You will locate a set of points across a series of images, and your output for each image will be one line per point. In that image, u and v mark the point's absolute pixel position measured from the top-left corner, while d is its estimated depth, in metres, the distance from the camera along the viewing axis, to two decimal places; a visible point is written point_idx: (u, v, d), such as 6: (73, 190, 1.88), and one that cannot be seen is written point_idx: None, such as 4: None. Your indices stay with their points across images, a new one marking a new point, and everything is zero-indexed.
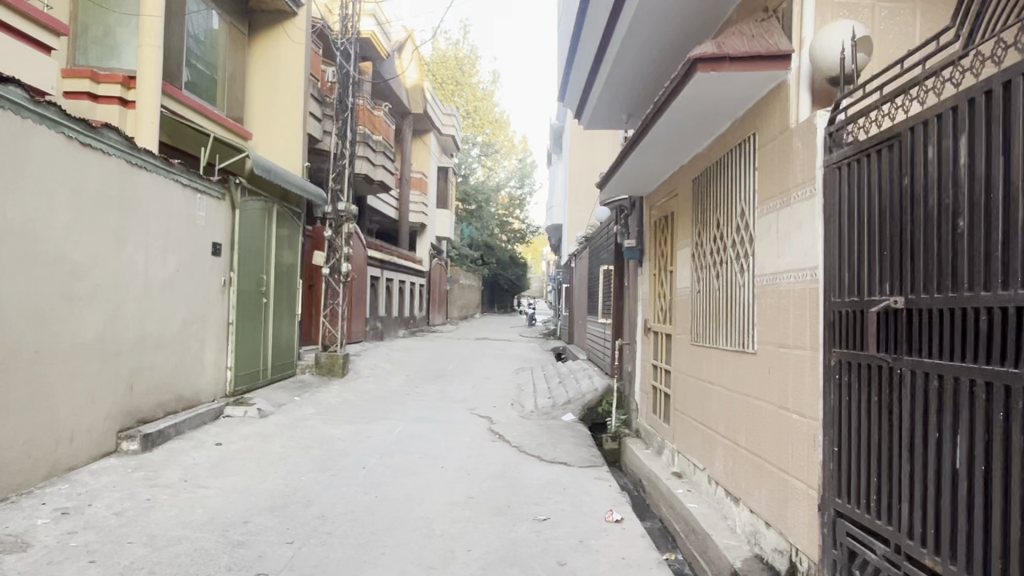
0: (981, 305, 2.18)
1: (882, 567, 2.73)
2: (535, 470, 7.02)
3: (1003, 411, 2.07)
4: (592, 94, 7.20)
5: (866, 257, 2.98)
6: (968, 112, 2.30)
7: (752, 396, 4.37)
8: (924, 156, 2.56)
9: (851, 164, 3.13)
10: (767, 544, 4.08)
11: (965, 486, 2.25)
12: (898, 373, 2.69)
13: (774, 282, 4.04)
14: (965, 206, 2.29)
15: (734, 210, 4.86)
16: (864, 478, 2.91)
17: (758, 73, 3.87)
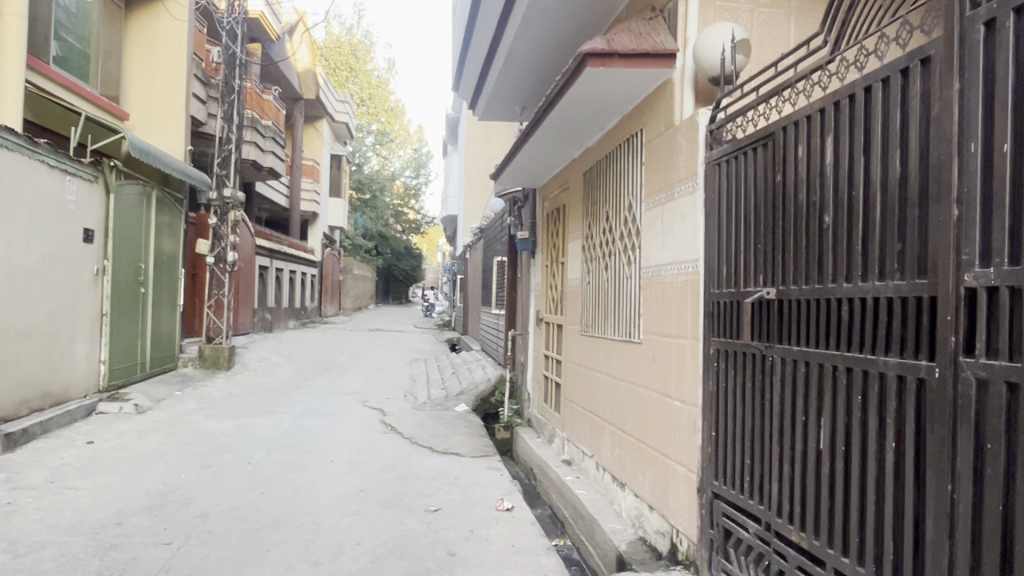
0: (843, 296, 2.33)
1: (755, 544, 2.88)
2: (426, 462, 7.00)
3: (861, 392, 2.23)
4: (487, 86, 7.22)
5: (742, 251, 3.12)
6: (833, 115, 2.44)
7: (637, 384, 4.50)
8: (794, 155, 2.70)
9: (730, 162, 3.27)
10: (650, 527, 4.23)
11: (826, 466, 2.40)
12: (770, 361, 2.84)
13: (658, 273, 4.19)
14: (830, 202, 2.43)
15: (623, 202, 4.97)
16: (739, 462, 3.05)
17: (644, 71, 4.00)
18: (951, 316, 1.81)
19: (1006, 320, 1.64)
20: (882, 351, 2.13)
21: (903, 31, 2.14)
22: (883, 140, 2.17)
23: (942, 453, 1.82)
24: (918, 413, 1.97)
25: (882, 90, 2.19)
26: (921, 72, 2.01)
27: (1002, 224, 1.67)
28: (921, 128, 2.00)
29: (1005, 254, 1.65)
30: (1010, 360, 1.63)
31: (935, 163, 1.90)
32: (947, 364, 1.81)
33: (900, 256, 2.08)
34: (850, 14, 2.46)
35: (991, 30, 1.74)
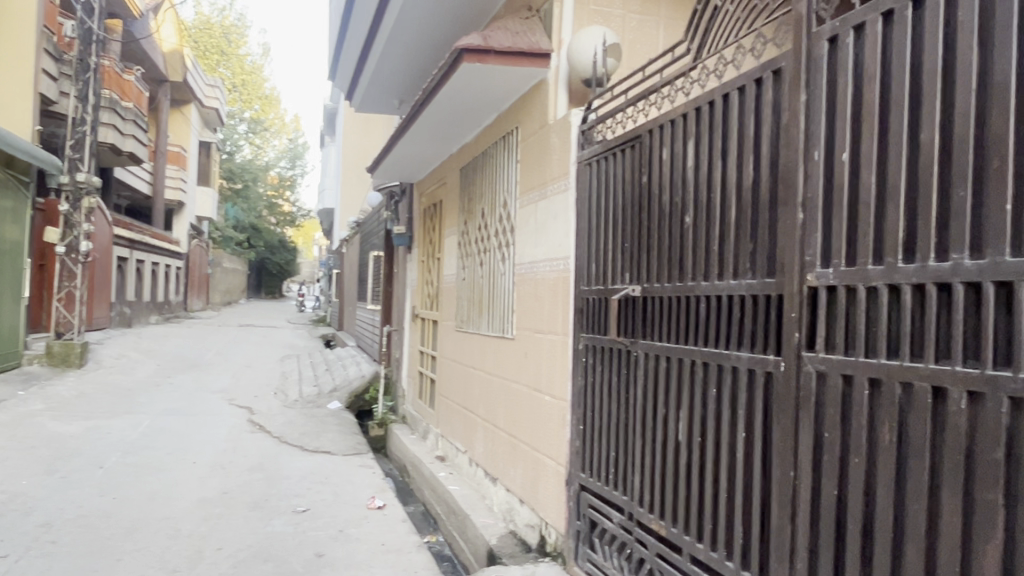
0: (701, 294, 2.44)
1: (618, 534, 2.96)
2: (295, 461, 6.79)
3: (716, 385, 2.34)
4: (364, 77, 7.08)
5: (610, 249, 3.21)
6: (694, 119, 2.55)
7: (511, 379, 4.54)
8: (660, 157, 2.80)
9: (600, 162, 3.36)
10: (520, 520, 4.28)
11: (684, 456, 2.50)
12: (635, 357, 2.93)
13: (531, 269, 4.24)
14: (691, 204, 2.54)
15: (498, 199, 5.00)
16: (605, 454, 3.13)
17: (520, 69, 4.04)
18: (796, 313, 1.92)
19: (842, 318, 1.76)
20: (736, 346, 2.24)
21: (758, 43, 2.26)
22: (739, 147, 2.29)
23: (786, 442, 1.94)
24: (766, 405, 2.09)
25: (738, 98, 2.30)
26: (773, 83, 2.13)
27: (840, 226, 1.79)
28: (772, 136, 2.12)
29: (843, 255, 1.77)
30: (847, 354, 1.75)
31: (783, 168, 2.02)
32: (791, 358, 1.92)
33: (752, 256, 2.20)
34: (711, 24, 2.56)
35: (834, 46, 1.87)
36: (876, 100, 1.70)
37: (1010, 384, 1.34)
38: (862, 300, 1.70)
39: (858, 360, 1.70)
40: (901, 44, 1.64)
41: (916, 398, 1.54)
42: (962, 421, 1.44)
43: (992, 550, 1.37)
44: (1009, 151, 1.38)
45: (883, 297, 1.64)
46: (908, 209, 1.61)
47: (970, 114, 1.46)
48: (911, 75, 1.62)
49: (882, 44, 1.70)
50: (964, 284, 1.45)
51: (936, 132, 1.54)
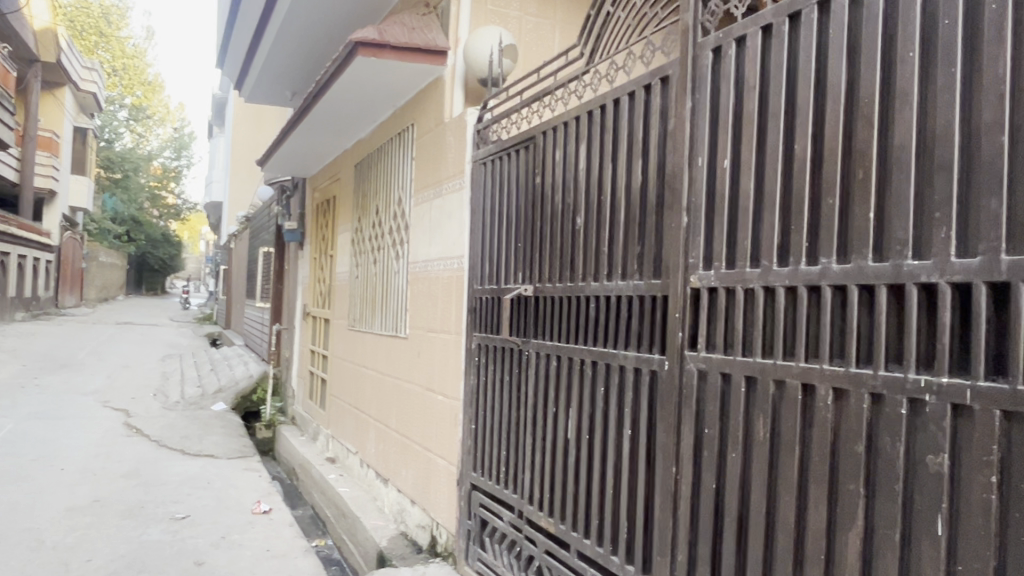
0: (590, 294, 2.48)
1: (508, 532, 2.97)
2: (176, 465, 6.48)
3: (604, 383, 2.39)
4: (254, 66, 6.83)
5: (503, 249, 3.23)
6: (586, 122, 2.59)
7: (403, 379, 4.49)
8: (553, 158, 2.83)
9: (495, 162, 3.36)
10: (411, 521, 4.25)
11: (573, 454, 2.54)
12: (526, 356, 2.95)
13: (425, 267, 4.21)
14: (582, 206, 2.58)
15: (393, 196, 4.93)
16: (496, 453, 3.14)
17: (415, 65, 4.00)
18: (679, 313, 1.98)
19: (722, 318, 1.84)
20: (623, 345, 2.29)
21: (646, 51, 2.32)
22: (628, 151, 2.34)
23: (669, 440, 2.00)
24: (651, 402, 2.15)
25: (628, 103, 2.36)
26: (661, 90, 2.19)
27: (720, 231, 1.87)
28: (659, 142, 2.18)
29: (723, 258, 1.85)
30: (725, 354, 1.82)
31: (669, 172, 2.08)
32: (675, 358, 1.99)
33: (639, 258, 2.25)
34: (604, 29, 2.61)
35: (717, 57, 1.94)
36: (755, 110, 1.78)
37: (871, 381, 1.43)
38: (740, 301, 1.78)
39: (735, 359, 1.77)
40: (778, 58, 1.72)
41: (788, 395, 1.62)
42: (829, 416, 1.52)
43: (854, 537, 1.45)
44: (872, 162, 1.46)
45: (760, 298, 1.71)
46: (782, 216, 1.69)
47: (838, 127, 1.54)
48: (787, 87, 1.70)
49: (761, 57, 1.78)
50: (832, 287, 1.53)
51: (808, 143, 1.62)
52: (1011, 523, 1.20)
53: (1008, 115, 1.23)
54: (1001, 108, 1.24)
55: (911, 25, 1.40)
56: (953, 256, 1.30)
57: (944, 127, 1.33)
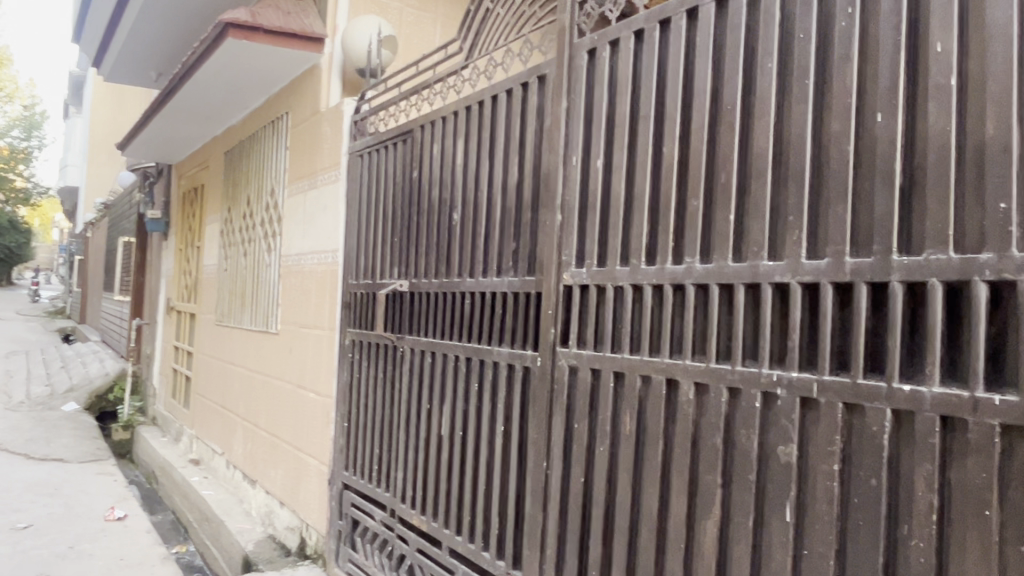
0: (466, 290, 2.47)
1: (379, 531, 2.92)
2: (18, 471, 5.97)
3: (477, 380, 2.38)
4: (114, 44, 6.38)
5: (379, 243, 3.16)
6: (465, 118, 2.58)
7: (273, 376, 4.33)
8: (430, 152, 2.80)
9: (371, 154, 3.30)
10: (279, 523, 4.10)
11: (446, 450, 2.52)
12: (401, 353, 2.91)
13: (298, 261, 4.07)
14: (459, 200, 2.56)
15: (265, 186, 4.74)
16: (369, 451, 3.08)
17: (290, 51, 3.87)
18: (552, 310, 2.01)
19: (593, 315, 1.87)
20: (497, 342, 2.30)
21: (524, 49, 2.33)
22: (505, 149, 2.35)
23: (541, 435, 2.02)
24: (523, 398, 2.17)
25: (506, 100, 2.37)
26: (538, 88, 2.21)
27: (592, 230, 1.90)
28: (535, 141, 2.20)
29: (594, 256, 1.88)
30: (596, 350, 1.86)
31: (544, 171, 2.10)
32: (547, 354, 2.01)
33: (515, 255, 2.26)
34: (482, 25, 2.60)
35: (592, 58, 1.98)
36: (627, 112, 1.82)
37: (729, 376, 1.49)
38: (609, 299, 1.81)
39: (605, 355, 1.81)
40: (650, 61, 1.76)
41: (652, 391, 1.67)
42: (690, 410, 1.58)
43: (712, 526, 1.51)
44: (733, 166, 1.53)
45: (628, 296, 1.76)
46: (650, 216, 1.74)
47: (703, 132, 1.60)
48: (657, 90, 1.75)
49: (633, 60, 1.83)
50: (695, 286, 1.59)
51: (675, 146, 1.67)
52: (850, 508, 1.28)
53: (854, 126, 1.32)
54: (847, 117, 1.32)
55: (769, 37, 1.47)
56: (804, 257, 1.38)
57: (797, 134, 1.41)
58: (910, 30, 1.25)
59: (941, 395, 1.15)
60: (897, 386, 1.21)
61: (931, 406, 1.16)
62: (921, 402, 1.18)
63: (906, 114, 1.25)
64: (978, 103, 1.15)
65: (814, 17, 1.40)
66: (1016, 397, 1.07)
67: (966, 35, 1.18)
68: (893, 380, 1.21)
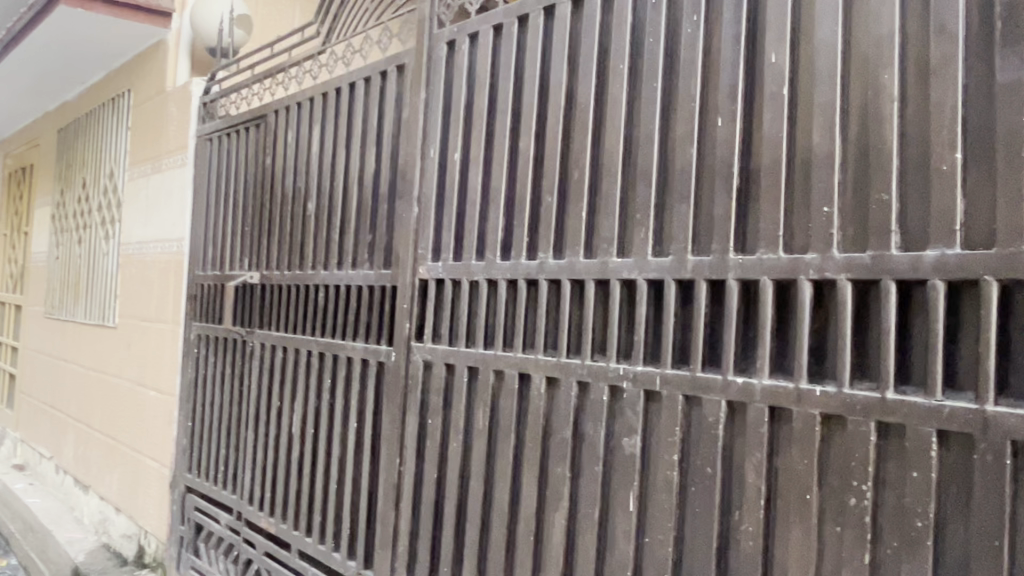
0: (320, 283, 2.38)
1: (225, 536, 2.77)
2: None
3: (330, 376, 2.31)
4: None
5: (229, 232, 3.00)
6: (321, 105, 2.49)
7: (110, 373, 4.02)
8: (285, 139, 2.68)
9: (222, 138, 3.12)
10: (115, 531, 3.82)
11: (297, 449, 2.42)
12: (250, 348, 2.77)
13: (139, 250, 3.80)
14: (314, 190, 2.47)
15: (103, 168, 4.39)
16: (215, 452, 2.92)
17: (132, 24, 3.61)
18: (407, 304, 1.97)
19: (448, 309, 1.86)
20: (351, 337, 2.24)
21: (383, 37, 2.27)
22: (362, 138, 2.29)
23: (394, 431, 1.98)
24: (377, 394, 2.12)
25: (364, 88, 2.30)
26: (396, 78, 2.17)
27: (449, 223, 1.88)
28: (392, 131, 2.15)
29: (451, 250, 1.86)
30: (450, 345, 1.84)
31: (402, 163, 2.06)
32: (402, 349, 1.97)
33: (370, 248, 2.21)
34: (341, 10, 2.52)
35: (451, 51, 1.96)
36: (485, 106, 1.81)
37: (579, 370, 1.51)
38: (465, 293, 1.80)
39: (459, 350, 1.79)
40: (507, 55, 1.76)
41: (506, 384, 1.67)
42: (542, 403, 1.59)
43: (560, 518, 1.53)
44: (585, 163, 1.55)
45: (483, 290, 1.75)
46: (506, 211, 1.74)
47: (558, 130, 1.62)
48: (515, 86, 1.76)
49: (492, 54, 1.82)
50: (548, 281, 1.61)
51: (531, 142, 1.68)
52: (688, 496, 1.33)
53: (697, 130, 1.37)
54: (690, 121, 1.37)
55: (621, 39, 1.51)
56: (650, 255, 1.42)
57: (645, 136, 1.45)
58: (749, 41, 1.32)
59: (770, 387, 1.22)
60: (731, 378, 1.27)
61: (761, 397, 1.23)
62: (752, 394, 1.24)
63: (744, 121, 1.31)
64: (807, 113, 1.22)
65: (663, 22, 1.44)
66: (834, 387, 1.14)
67: (797, 50, 1.25)
68: (728, 372, 1.27)
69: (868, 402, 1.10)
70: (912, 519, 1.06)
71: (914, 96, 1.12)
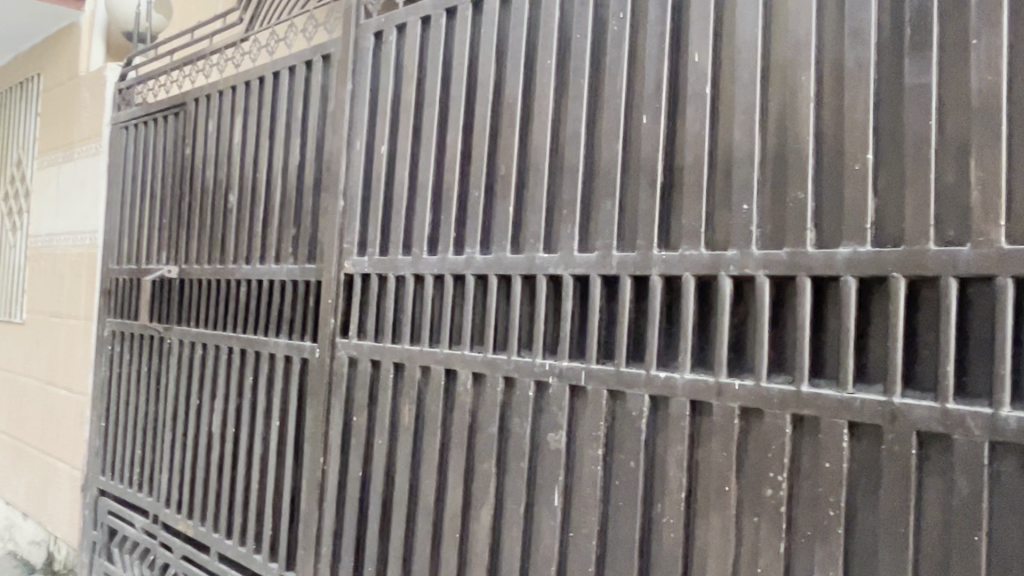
0: (241, 277, 2.31)
1: (140, 540, 2.67)
2: None
3: (252, 373, 2.24)
4: None
5: (145, 224, 2.89)
6: (244, 94, 2.41)
7: (16, 371, 3.82)
8: (205, 128, 2.60)
9: (138, 127, 3.00)
10: (22, 537, 3.64)
11: (217, 448, 2.35)
12: (168, 344, 2.67)
13: (49, 242, 3.62)
14: (236, 182, 2.40)
15: (9, 155, 4.16)
16: (130, 452, 2.80)
17: (42, 5, 3.44)
18: (331, 299, 1.93)
19: (374, 305, 1.83)
20: (274, 332, 2.18)
21: (309, 25, 2.22)
22: (287, 130, 2.23)
23: (317, 429, 1.94)
24: (300, 391, 2.07)
25: (289, 78, 2.24)
26: (322, 68, 2.12)
27: (375, 217, 1.85)
28: (317, 123, 2.10)
29: (377, 244, 1.83)
30: (377, 341, 1.81)
31: (327, 155, 2.02)
32: (327, 345, 1.93)
33: (294, 242, 2.15)
34: None
35: (378, 41, 1.92)
36: (412, 100, 1.79)
37: (505, 365, 1.51)
38: (391, 288, 1.78)
39: (385, 346, 1.77)
40: (435, 48, 1.74)
41: (432, 380, 1.66)
42: (467, 399, 1.58)
43: (486, 514, 1.53)
44: (512, 158, 1.55)
45: (409, 285, 1.73)
46: (433, 205, 1.72)
47: (486, 124, 1.61)
48: (443, 79, 1.74)
49: (420, 45, 1.80)
50: (475, 276, 1.60)
51: (459, 136, 1.66)
52: (611, 490, 1.34)
53: (623, 126, 1.38)
54: (616, 117, 1.38)
55: (549, 35, 1.51)
56: (575, 250, 1.42)
57: (571, 131, 1.45)
58: (673, 40, 1.33)
59: (691, 381, 1.24)
60: (654, 372, 1.28)
61: (683, 391, 1.25)
62: (674, 388, 1.26)
63: (668, 119, 1.32)
64: (728, 112, 1.24)
65: (590, 20, 1.45)
66: (752, 380, 1.17)
67: (719, 50, 1.27)
68: (651, 367, 1.29)
69: (783, 395, 1.13)
70: (824, 509, 1.09)
71: (829, 99, 1.15)
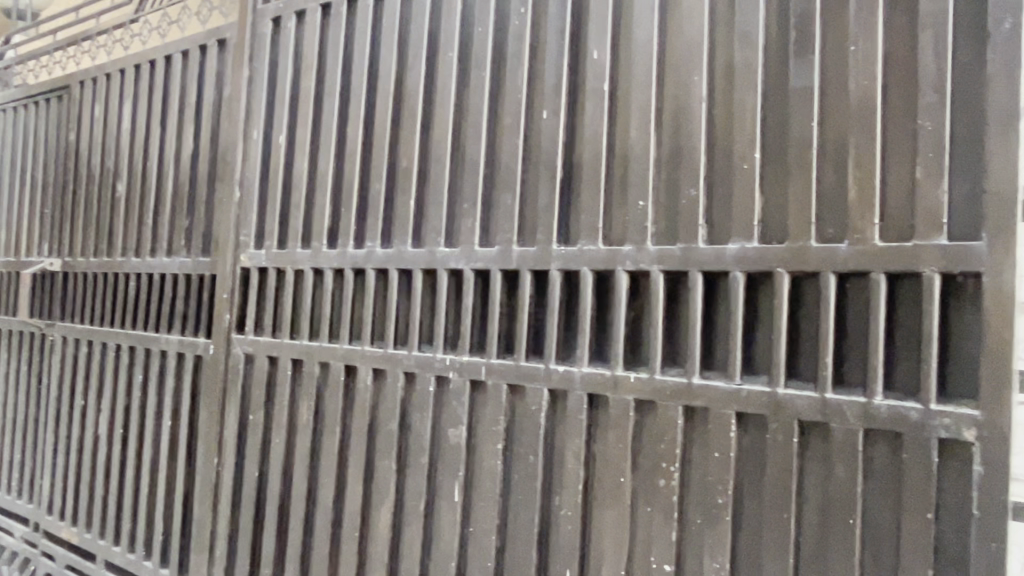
0: (131, 271, 2.20)
1: (20, 550, 2.51)
2: None
3: (142, 371, 2.14)
4: None
5: (25, 214, 2.70)
6: (134, 77, 2.29)
7: None
8: (91, 113, 2.45)
9: (17, 109, 2.81)
10: None
11: (104, 450, 2.23)
12: (50, 342, 2.52)
13: None
14: (124, 170, 2.28)
15: None
16: (8, 457, 2.62)
17: None
18: (227, 294, 1.86)
19: (272, 300, 1.77)
20: (166, 328, 2.09)
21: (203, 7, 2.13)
22: (179, 116, 2.13)
23: (212, 428, 1.87)
24: (193, 389, 1.99)
25: (181, 63, 2.14)
26: (217, 53, 2.03)
27: (272, 209, 1.79)
28: (212, 111, 2.02)
29: (275, 238, 1.78)
30: (274, 336, 1.76)
31: (222, 144, 1.94)
32: (221, 342, 1.86)
33: (188, 234, 2.07)
34: None
35: (276, 27, 1.86)
36: (311, 89, 1.74)
37: (405, 361, 1.49)
38: (289, 282, 1.72)
39: (283, 342, 1.71)
40: (335, 36, 1.70)
41: (331, 377, 1.62)
42: (367, 396, 1.55)
43: (385, 512, 1.50)
44: (414, 151, 1.53)
45: (308, 280, 1.68)
46: (333, 198, 1.68)
47: (387, 116, 1.58)
48: (343, 68, 1.70)
49: (320, 33, 1.75)
50: (375, 271, 1.57)
51: (359, 127, 1.63)
52: (511, 484, 1.34)
53: (524, 121, 1.38)
54: (517, 112, 1.38)
55: (452, 27, 1.49)
56: (476, 245, 1.42)
57: (473, 125, 1.44)
58: (573, 36, 1.34)
59: (588, 374, 1.25)
60: (553, 366, 1.29)
61: (581, 384, 1.26)
62: (571, 381, 1.27)
63: (568, 116, 1.33)
64: (626, 110, 1.26)
65: (492, 13, 1.44)
66: (647, 373, 1.19)
67: (618, 48, 1.29)
68: (550, 361, 1.30)
69: (675, 387, 1.16)
70: (714, 497, 1.13)
71: (720, 99, 1.18)
